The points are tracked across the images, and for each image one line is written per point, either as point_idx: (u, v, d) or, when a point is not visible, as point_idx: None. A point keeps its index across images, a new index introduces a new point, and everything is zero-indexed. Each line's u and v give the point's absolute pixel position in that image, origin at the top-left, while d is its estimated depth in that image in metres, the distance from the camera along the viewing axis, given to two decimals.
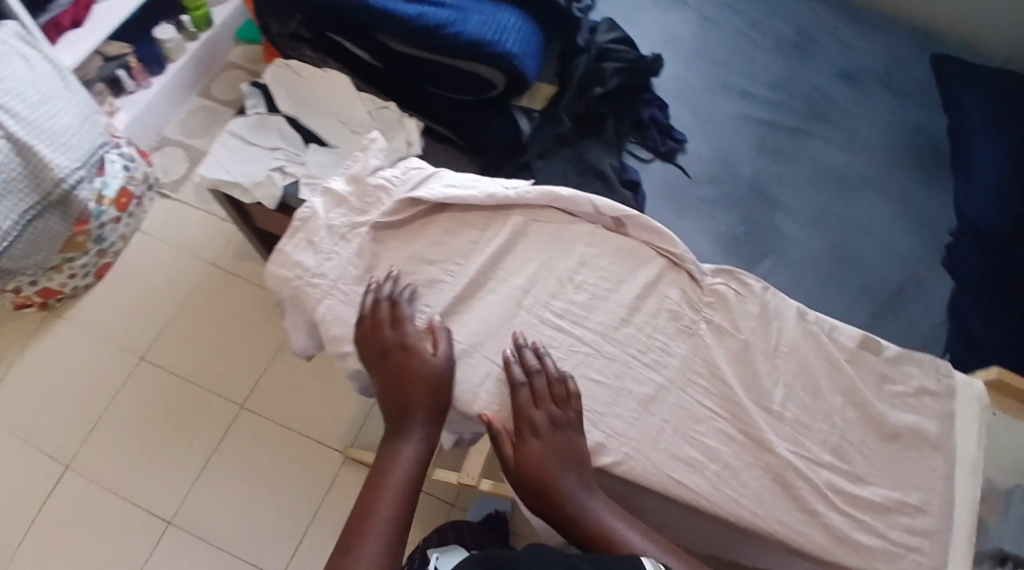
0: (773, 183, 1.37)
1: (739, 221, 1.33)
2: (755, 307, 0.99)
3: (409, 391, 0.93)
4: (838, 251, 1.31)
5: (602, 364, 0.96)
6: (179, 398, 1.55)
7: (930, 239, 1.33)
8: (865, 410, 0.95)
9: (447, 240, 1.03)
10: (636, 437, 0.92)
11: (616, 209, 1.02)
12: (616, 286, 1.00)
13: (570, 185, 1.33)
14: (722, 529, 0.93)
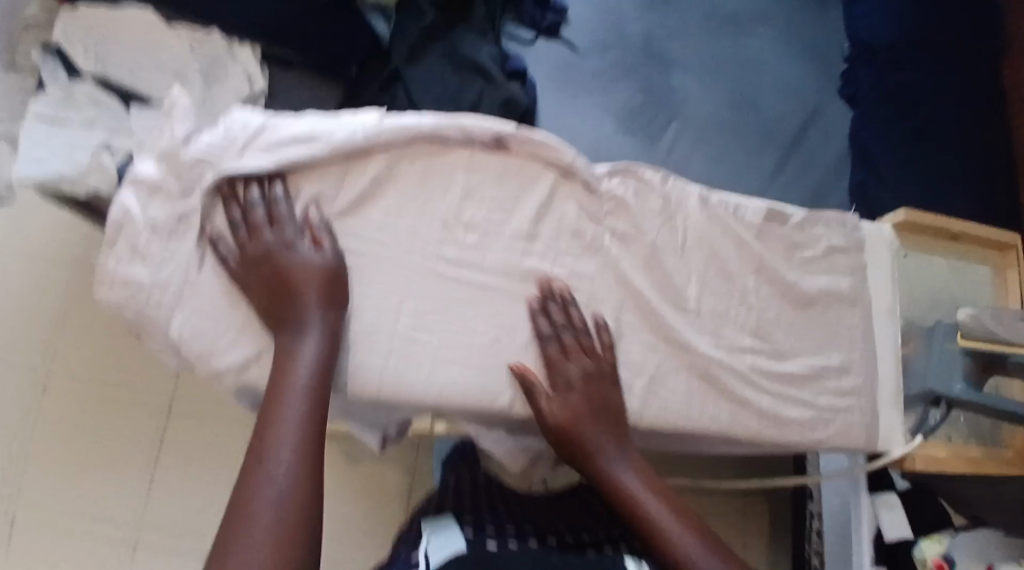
0: (661, 34, 1.54)
1: (637, 90, 1.48)
2: (658, 205, 0.91)
3: (298, 290, 0.76)
4: (736, 96, 1.53)
5: (510, 305, 0.85)
6: (92, 418, 1.39)
7: (811, 72, 1.60)
8: (779, 283, 0.95)
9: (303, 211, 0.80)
10: (552, 374, 0.84)
11: (492, 128, 0.84)
12: (508, 214, 0.86)
13: (450, 83, 1.35)
14: (660, 434, 0.93)
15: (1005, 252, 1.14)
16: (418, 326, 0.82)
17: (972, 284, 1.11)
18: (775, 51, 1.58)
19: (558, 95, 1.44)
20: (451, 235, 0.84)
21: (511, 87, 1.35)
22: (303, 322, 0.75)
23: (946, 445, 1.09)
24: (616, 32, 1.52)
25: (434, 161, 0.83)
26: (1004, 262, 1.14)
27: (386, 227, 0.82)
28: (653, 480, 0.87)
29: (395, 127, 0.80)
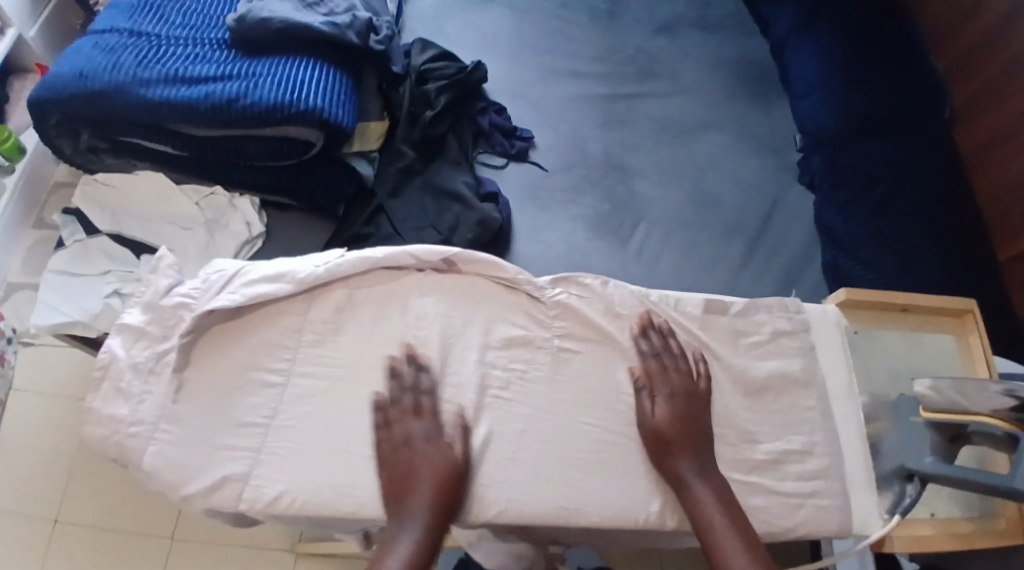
0: (622, 151, 1.70)
1: (603, 198, 1.64)
2: (602, 306, 0.96)
3: (417, 483, 0.82)
4: (696, 197, 1.67)
5: (469, 416, 0.87)
6: (112, 552, 1.44)
7: (763, 166, 1.73)
8: (727, 368, 1.00)
9: (272, 341, 0.87)
10: (516, 480, 0.86)
11: (440, 251, 0.93)
12: (461, 329, 0.92)
13: (429, 213, 1.46)
14: (633, 535, 0.93)
15: (964, 318, 1.18)
16: (381, 443, 0.85)
17: (932, 353, 1.15)
18: (732, 152, 1.73)
19: (528, 212, 1.60)
20: (410, 352, 0.89)
21: (483, 207, 1.45)
22: (410, 513, 0.81)
23: (934, 521, 1.05)
24: (578, 153, 1.69)
25: (390, 287, 0.92)
26: (964, 328, 1.17)
27: (347, 350, 0.88)
28: (734, 514, 0.86)
29: (351, 258, 0.90)
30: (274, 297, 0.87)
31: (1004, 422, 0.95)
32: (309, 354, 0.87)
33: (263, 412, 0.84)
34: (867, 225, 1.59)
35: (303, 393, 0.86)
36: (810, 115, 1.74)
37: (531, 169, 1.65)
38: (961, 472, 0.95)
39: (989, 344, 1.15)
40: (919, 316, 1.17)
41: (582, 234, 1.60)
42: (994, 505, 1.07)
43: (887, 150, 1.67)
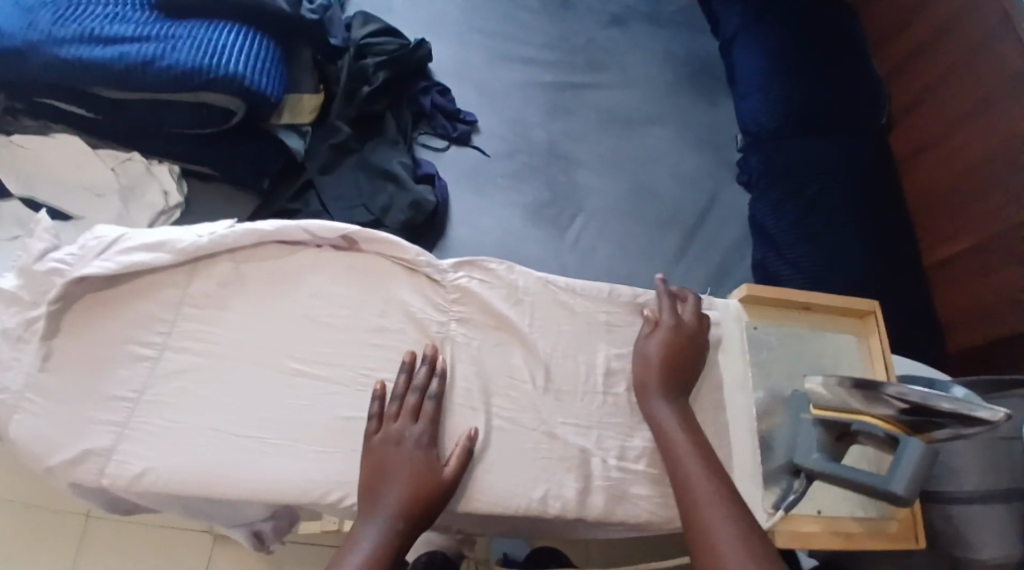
0: (565, 139, 1.68)
1: (544, 187, 1.61)
2: (503, 291, 0.96)
3: (395, 484, 0.82)
4: (636, 189, 1.65)
5: (357, 398, 0.86)
6: None
7: (704, 162, 1.73)
8: (628, 359, 0.99)
9: (147, 313, 0.85)
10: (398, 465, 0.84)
11: (337, 228, 0.90)
12: (356, 310, 0.90)
13: (364, 192, 1.43)
14: (517, 523, 0.92)
15: (864, 318, 1.21)
16: (259, 422, 0.83)
17: (834, 352, 1.18)
18: (673, 148, 1.72)
19: (467, 196, 1.56)
20: (300, 330, 0.87)
21: (418, 190, 1.43)
22: (382, 508, 0.81)
23: (818, 519, 1.08)
24: (521, 139, 1.66)
25: (284, 263, 0.90)
26: (864, 329, 1.20)
27: (232, 325, 0.86)
28: (700, 446, 0.92)
29: (241, 230, 0.87)
30: (152, 267, 0.85)
31: (887, 424, 1.02)
32: (191, 327, 0.85)
33: (134, 385, 0.82)
34: (798, 225, 1.60)
35: (176, 369, 0.83)
36: (751, 115, 1.74)
37: (472, 153, 1.61)
38: (843, 473, 1.02)
39: (888, 345, 1.18)
40: (820, 315, 1.21)
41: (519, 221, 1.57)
42: (888, 508, 1.11)
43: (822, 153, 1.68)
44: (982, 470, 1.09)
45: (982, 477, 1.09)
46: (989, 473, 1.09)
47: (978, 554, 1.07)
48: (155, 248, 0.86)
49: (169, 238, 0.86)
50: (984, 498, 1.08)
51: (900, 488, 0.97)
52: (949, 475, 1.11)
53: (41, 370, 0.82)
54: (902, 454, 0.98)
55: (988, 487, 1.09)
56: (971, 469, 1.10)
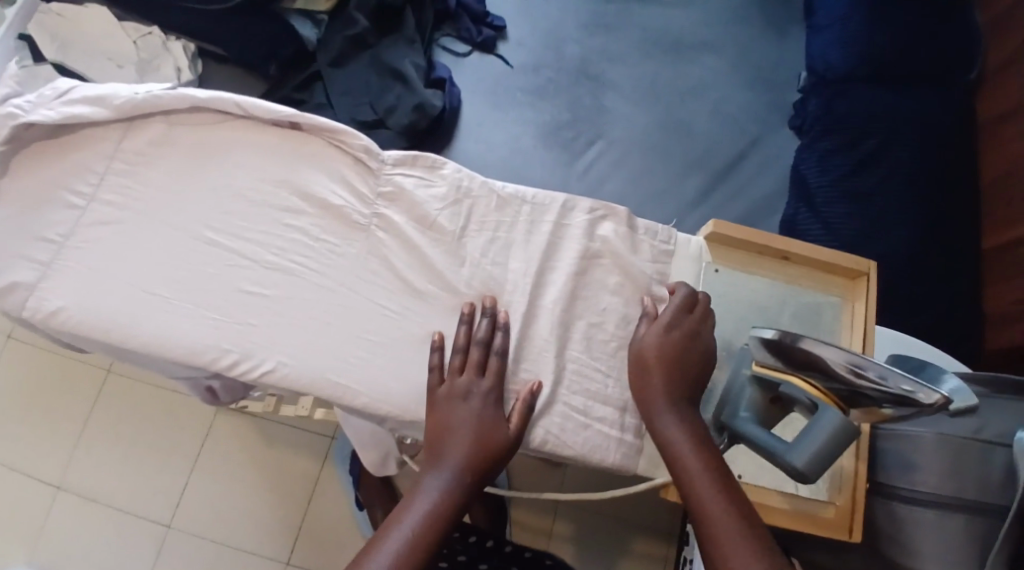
0: (600, 58, 1.51)
1: (564, 108, 1.47)
2: (439, 193, 0.93)
3: (461, 439, 0.83)
4: (664, 122, 1.46)
5: (260, 276, 0.89)
6: (54, 373, 1.60)
7: (763, 98, 1.48)
8: (564, 276, 0.93)
9: (83, 164, 0.91)
10: (291, 344, 0.86)
11: (278, 113, 0.92)
12: (275, 188, 0.92)
13: (370, 91, 1.40)
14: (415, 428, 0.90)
15: (855, 280, 1.00)
16: (164, 282, 0.87)
17: (806, 313, 0.98)
18: (719, 84, 1.49)
19: (480, 106, 1.46)
20: (220, 200, 0.91)
21: (425, 93, 1.39)
22: (450, 458, 0.82)
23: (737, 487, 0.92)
24: (551, 52, 1.51)
25: (218, 130, 0.93)
26: (852, 293, 0.99)
27: (155, 184, 0.91)
28: (699, 437, 0.84)
29: (174, 93, 0.91)
30: (90, 120, 0.91)
31: (816, 390, 0.83)
32: (120, 181, 0.91)
33: (60, 229, 0.89)
34: (837, 183, 1.32)
35: (100, 220, 0.89)
36: (822, 52, 1.42)
37: (494, 63, 1.50)
38: (758, 441, 0.87)
39: (874, 316, 0.97)
40: (801, 268, 1.00)
41: (532, 144, 1.44)
42: (826, 490, 0.93)
43: (888, 101, 1.36)
44: (939, 473, 0.90)
45: (940, 480, 0.90)
46: (949, 476, 0.89)
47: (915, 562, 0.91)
48: (97, 103, 0.91)
49: (108, 94, 0.91)
50: (937, 505, 0.90)
51: (797, 465, 0.83)
52: (903, 470, 0.93)
53: None
54: (813, 425, 0.83)
55: (944, 492, 0.89)
56: (927, 468, 0.91)
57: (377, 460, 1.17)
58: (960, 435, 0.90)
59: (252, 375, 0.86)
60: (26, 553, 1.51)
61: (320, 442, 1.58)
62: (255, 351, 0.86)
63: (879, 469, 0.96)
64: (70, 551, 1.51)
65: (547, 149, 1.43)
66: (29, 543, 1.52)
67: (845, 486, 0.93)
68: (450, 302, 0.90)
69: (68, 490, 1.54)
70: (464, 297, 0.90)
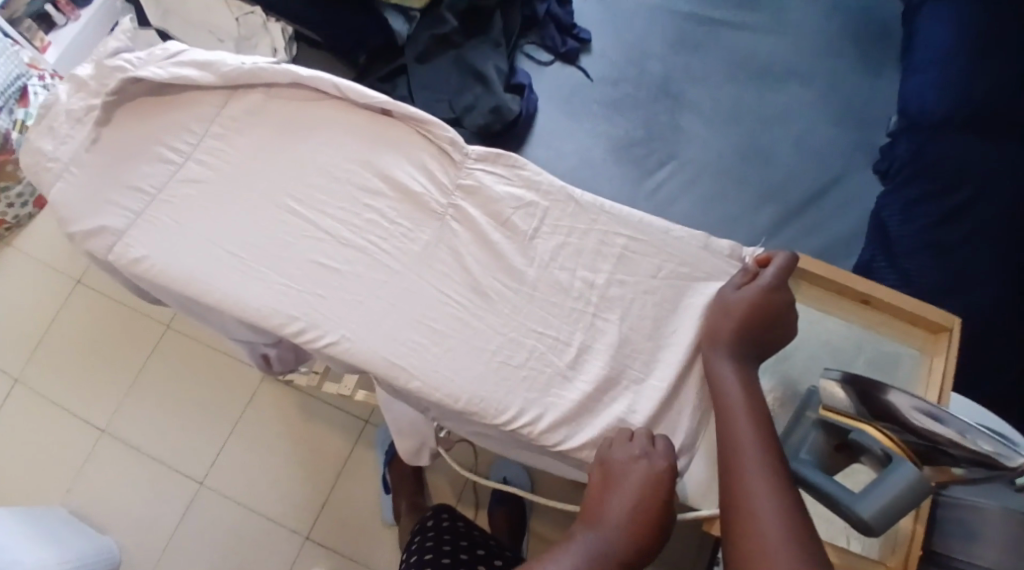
0: (683, 79, 1.51)
1: (640, 126, 1.48)
2: (516, 193, 0.94)
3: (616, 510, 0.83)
4: (742, 149, 1.45)
5: (334, 250, 0.91)
6: (113, 320, 1.66)
7: (848, 136, 1.45)
8: (630, 289, 0.92)
9: (183, 123, 0.95)
10: (356, 321, 0.89)
11: (372, 98, 0.94)
12: (358, 168, 0.94)
13: (451, 88, 1.43)
14: (466, 419, 0.91)
15: (938, 335, 0.97)
16: (243, 244, 0.90)
17: (878, 359, 0.97)
18: (805, 117, 1.46)
19: (556, 118, 1.49)
20: (305, 173, 0.93)
21: (504, 96, 1.40)
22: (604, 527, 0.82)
23: None
24: (634, 69, 1.52)
25: (312, 107, 0.96)
26: (934, 347, 0.96)
27: (245, 150, 0.94)
28: (756, 407, 0.84)
29: (275, 67, 0.94)
30: (194, 83, 0.95)
31: (888, 440, 0.82)
32: (213, 144, 0.94)
33: (155, 182, 0.92)
34: (925, 232, 1.25)
35: (189, 178, 0.93)
36: (919, 94, 1.35)
37: (575, 74, 1.52)
38: (824, 487, 0.83)
39: (953, 375, 0.94)
40: (881, 315, 0.99)
41: (602, 157, 1.46)
42: (877, 549, 0.92)
43: (985, 153, 1.26)
44: (1001, 548, 0.81)
45: (1000, 555, 0.81)
46: (1011, 553, 0.80)
47: None
48: (202, 68, 0.95)
49: (215, 60, 0.95)
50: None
51: (865, 515, 0.80)
52: (964, 540, 0.85)
53: (85, 151, 0.94)
54: (883, 479, 0.80)
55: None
56: (987, 541, 0.83)
57: (412, 449, 1.20)
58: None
59: (317, 346, 0.88)
60: (66, 490, 1.58)
61: (355, 424, 1.60)
62: (323, 324, 0.88)
63: (938, 537, 0.88)
64: (109, 496, 1.57)
65: (618, 166, 1.45)
66: (71, 485, 1.58)
67: (898, 548, 0.91)
68: (516, 302, 0.91)
69: (110, 438, 1.60)
70: (530, 297, 0.91)
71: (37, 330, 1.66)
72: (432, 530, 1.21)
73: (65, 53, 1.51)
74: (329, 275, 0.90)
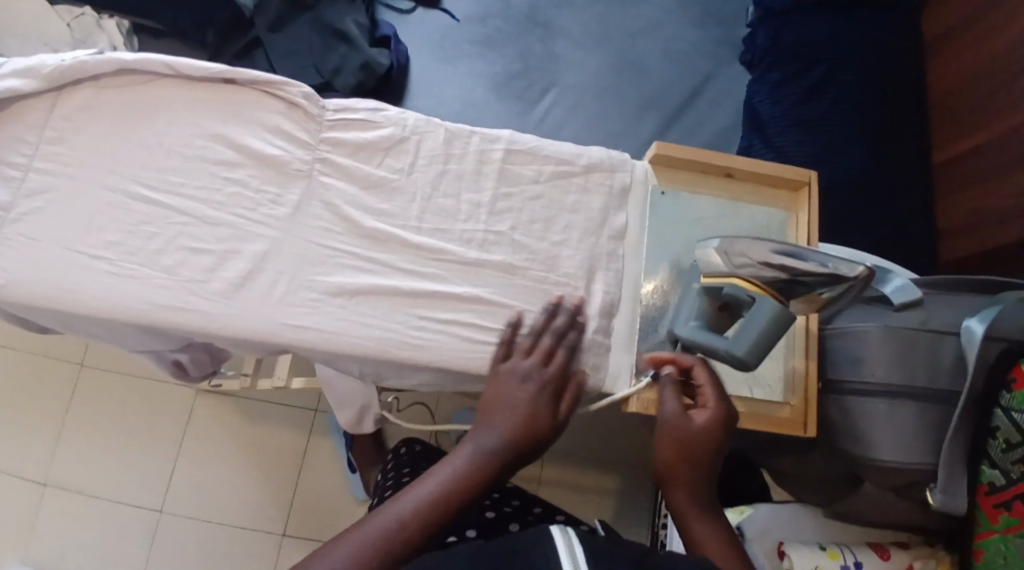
0: (548, 6, 1.49)
1: (516, 58, 1.45)
2: (380, 137, 0.94)
3: (507, 416, 0.82)
4: (617, 62, 1.45)
5: (207, 232, 0.88)
6: (26, 371, 1.61)
7: (711, 32, 1.48)
8: (517, 198, 0.95)
9: (14, 134, 0.90)
10: (241, 301, 0.86)
11: (207, 70, 0.92)
12: (212, 142, 0.91)
13: (314, 52, 1.39)
14: (375, 367, 0.90)
15: (799, 192, 0.99)
16: (104, 245, 0.87)
17: (752, 226, 0.97)
18: (670, 21, 1.49)
19: (429, 63, 1.45)
20: (154, 158, 0.90)
21: (370, 51, 1.38)
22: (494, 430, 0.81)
23: None
24: (497, 3, 1.50)
25: (146, 92, 0.93)
26: (797, 205, 0.98)
27: (86, 147, 0.90)
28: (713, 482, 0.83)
29: (99, 57, 0.91)
30: (19, 93, 0.90)
31: (755, 287, 0.82)
32: (53, 149, 0.90)
33: (0, 202, 0.87)
34: (795, 108, 1.30)
35: (37, 189, 0.88)
36: None
37: (443, 18, 1.49)
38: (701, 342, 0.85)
39: (817, 225, 0.96)
40: (745, 185, 0.99)
41: (482, 96, 1.41)
42: (779, 391, 0.92)
43: (838, 23, 1.33)
44: (890, 365, 0.89)
45: (890, 370, 0.89)
46: (899, 367, 0.89)
47: (874, 457, 0.89)
48: (23, 74, 0.90)
49: (36, 63, 0.90)
50: (889, 395, 0.89)
51: (742, 353, 0.82)
52: (852, 364, 0.91)
53: None
54: (749, 316, 0.82)
55: (894, 382, 0.89)
56: (876, 360, 0.89)
57: (353, 418, 1.24)
58: (906, 327, 0.90)
59: (209, 329, 0.85)
60: (17, 554, 1.51)
61: (302, 414, 1.59)
62: (213, 307, 0.86)
63: (829, 366, 0.94)
64: (61, 547, 1.51)
65: (500, 101, 1.42)
66: (24, 544, 1.51)
67: (798, 386, 0.92)
68: (405, 242, 0.91)
69: (54, 490, 1.54)
70: (416, 234, 0.92)
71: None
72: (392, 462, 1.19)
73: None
74: (207, 258, 0.87)
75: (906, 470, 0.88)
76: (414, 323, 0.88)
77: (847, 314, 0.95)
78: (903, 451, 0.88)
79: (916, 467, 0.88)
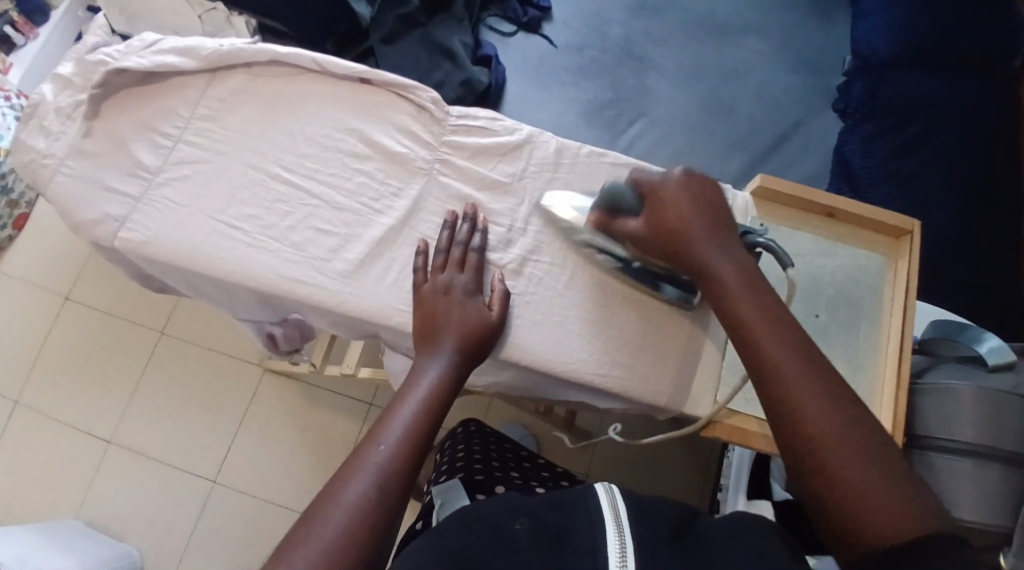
0: (643, 40, 1.51)
1: (608, 88, 1.47)
2: (496, 143, 0.99)
3: (449, 327, 0.88)
4: (710, 103, 1.46)
5: (332, 215, 0.95)
6: (106, 331, 1.68)
7: (808, 77, 1.50)
8: None
9: (168, 108, 0.98)
10: (357, 280, 0.92)
11: (349, 68, 0.99)
12: (345, 135, 0.98)
13: (419, 67, 1.40)
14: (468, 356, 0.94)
15: (900, 240, 1.02)
16: (244, 217, 0.94)
17: (845, 265, 1.01)
18: (766, 65, 1.50)
19: (526, 88, 1.46)
20: (292, 142, 0.98)
21: (473, 69, 1.40)
22: (442, 347, 0.87)
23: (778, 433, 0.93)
24: (595, 34, 1.51)
25: (290, 83, 1.01)
26: (897, 252, 1.01)
27: (233, 128, 0.98)
28: (756, 295, 0.82)
29: (253, 47, 0.99)
30: (176, 69, 0.99)
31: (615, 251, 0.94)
32: (200, 124, 0.98)
33: (150, 165, 0.95)
34: (885, 163, 1.33)
35: (185, 159, 0.96)
36: (866, 38, 1.43)
37: (539, 42, 1.51)
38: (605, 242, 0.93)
39: (918, 274, 0.99)
40: (845, 227, 1.03)
41: (573, 121, 1.43)
42: None
43: (934, 88, 1.37)
44: (979, 425, 0.93)
45: (979, 431, 0.93)
46: (987, 428, 0.93)
47: (953, 515, 0.92)
48: (183, 54, 0.99)
49: (195, 45, 0.99)
50: (976, 455, 0.92)
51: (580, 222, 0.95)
52: (942, 421, 0.95)
53: (79, 144, 0.97)
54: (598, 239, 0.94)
55: (980, 442, 0.93)
56: (965, 420, 0.93)
57: None
58: (998, 390, 0.94)
59: (325, 302, 0.92)
60: (79, 505, 1.57)
61: (357, 405, 1.63)
62: (330, 285, 0.92)
63: (917, 422, 0.97)
64: (120, 505, 1.57)
65: (590, 127, 1.43)
66: (82, 498, 1.58)
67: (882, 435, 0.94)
68: (511, 245, 0.96)
69: (117, 448, 1.60)
70: (522, 237, 0.97)
71: (31, 349, 1.66)
72: (448, 441, 1.17)
73: (28, 73, 1.66)
74: (331, 239, 0.94)
75: (981, 531, 0.91)
76: (514, 323, 0.93)
77: (936, 370, 1.00)
78: (982, 512, 0.91)
79: (993, 530, 0.91)
